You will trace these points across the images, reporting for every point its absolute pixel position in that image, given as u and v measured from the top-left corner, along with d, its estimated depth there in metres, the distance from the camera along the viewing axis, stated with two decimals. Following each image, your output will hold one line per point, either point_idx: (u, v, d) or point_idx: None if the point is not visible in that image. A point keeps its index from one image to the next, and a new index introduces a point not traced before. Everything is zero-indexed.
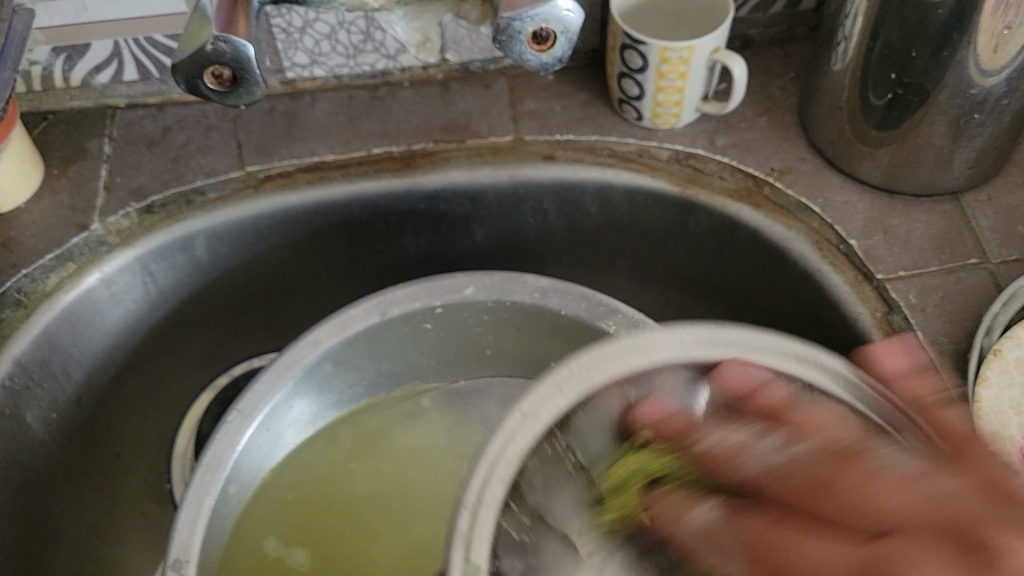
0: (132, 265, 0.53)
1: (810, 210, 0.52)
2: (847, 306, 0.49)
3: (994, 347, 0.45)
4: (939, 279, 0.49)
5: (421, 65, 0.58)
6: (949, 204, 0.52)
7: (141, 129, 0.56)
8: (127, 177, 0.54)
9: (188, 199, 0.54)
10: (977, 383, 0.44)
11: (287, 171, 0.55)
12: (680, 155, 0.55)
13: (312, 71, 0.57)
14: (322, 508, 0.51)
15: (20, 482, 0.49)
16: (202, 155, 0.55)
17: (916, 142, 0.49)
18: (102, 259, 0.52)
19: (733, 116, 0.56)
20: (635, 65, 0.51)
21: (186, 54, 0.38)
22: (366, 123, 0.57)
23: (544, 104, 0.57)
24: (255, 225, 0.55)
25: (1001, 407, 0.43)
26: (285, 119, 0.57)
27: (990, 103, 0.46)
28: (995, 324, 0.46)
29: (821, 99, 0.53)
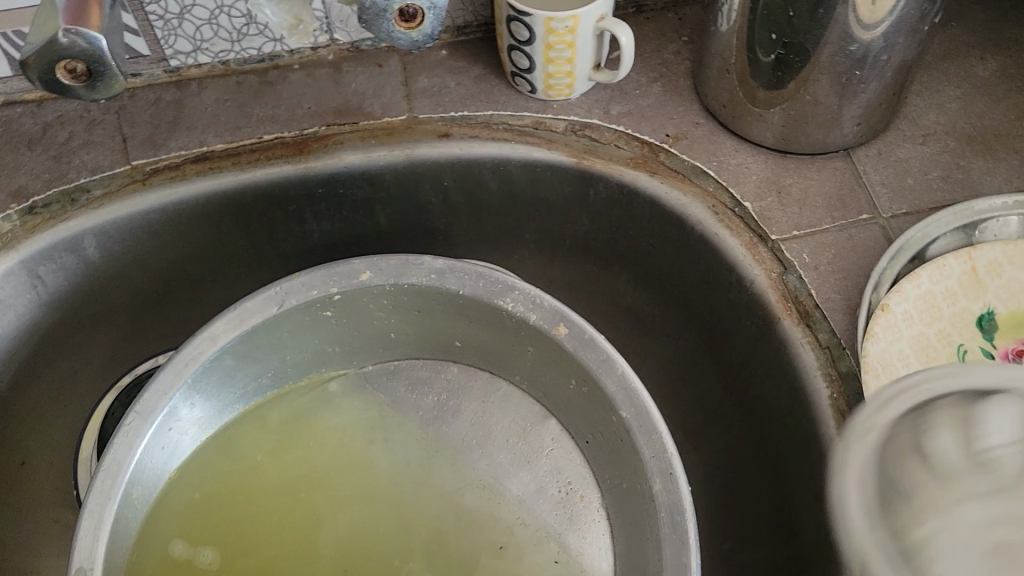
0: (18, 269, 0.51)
1: (705, 174, 0.52)
2: (742, 269, 0.49)
3: (883, 300, 0.47)
4: (832, 237, 0.49)
5: (310, 47, 0.57)
6: (841, 161, 0.52)
7: (20, 127, 0.54)
8: (6, 178, 0.52)
9: (73, 198, 0.52)
10: (866, 338, 0.46)
11: (175, 163, 0.53)
12: (576, 126, 0.54)
13: (197, 58, 0.55)
14: (231, 504, 0.50)
15: None
16: (86, 151, 0.54)
17: (803, 102, 0.49)
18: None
19: (627, 83, 0.55)
20: (522, 37, 0.50)
21: (34, 47, 0.36)
22: (255, 108, 0.55)
23: (438, 80, 0.56)
24: (145, 220, 0.53)
25: (889, 358, 0.45)
26: (171, 108, 0.55)
27: (871, 58, 0.47)
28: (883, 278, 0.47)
29: (711, 62, 0.53)
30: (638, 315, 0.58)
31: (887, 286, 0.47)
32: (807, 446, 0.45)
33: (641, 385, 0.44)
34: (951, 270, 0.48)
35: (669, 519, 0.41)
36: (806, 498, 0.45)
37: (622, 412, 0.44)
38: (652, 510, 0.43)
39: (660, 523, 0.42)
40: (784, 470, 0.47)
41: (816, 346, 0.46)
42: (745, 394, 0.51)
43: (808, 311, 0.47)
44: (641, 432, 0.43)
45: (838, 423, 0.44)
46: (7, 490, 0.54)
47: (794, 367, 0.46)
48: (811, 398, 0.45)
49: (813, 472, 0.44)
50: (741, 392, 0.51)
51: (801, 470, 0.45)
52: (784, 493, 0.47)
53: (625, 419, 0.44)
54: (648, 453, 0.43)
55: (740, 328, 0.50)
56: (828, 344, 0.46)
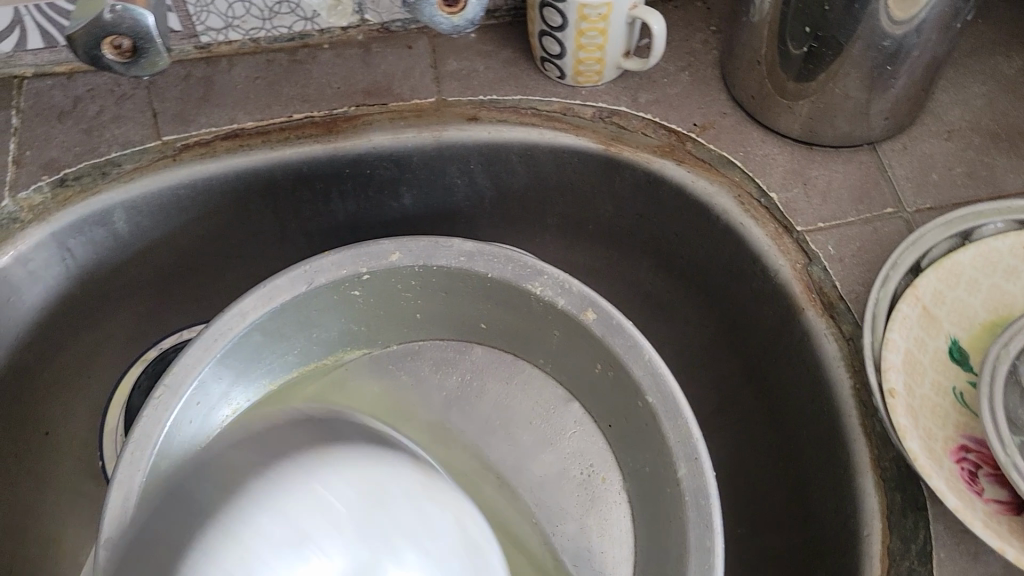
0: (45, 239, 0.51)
1: (732, 164, 0.52)
2: (769, 259, 0.50)
3: (887, 387, 0.43)
4: (857, 230, 0.50)
5: (341, 27, 0.57)
6: (867, 154, 0.53)
7: (50, 100, 0.54)
8: (37, 150, 0.52)
9: (104, 172, 0.52)
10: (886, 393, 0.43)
11: (205, 139, 0.54)
12: (604, 113, 0.55)
13: (227, 35, 0.56)
14: None
15: None
16: (116, 125, 0.54)
17: (832, 95, 0.50)
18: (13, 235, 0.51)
19: (656, 72, 0.56)
20: (555, 23, 0.51)
21: (81, 25, 0.37)
22: (285, 87, 0.55)
23: (467, 63, 0.56)
24: (175, 196, 0.53)
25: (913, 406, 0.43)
26: (201, 85, 0.55)
27: (902, 53, 0.47)
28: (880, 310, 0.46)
29: (741, 53, 0.53)
30: (658, 302, 0.59)
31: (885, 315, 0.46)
32: (827, 435, 0.46)
33: (668, 370, 0.45)
34: (912, 318, 0.45)
35: (693, 502, 0.42)
36: (825, 486, 0.46)
37: (649, 397, 0.44)
38: (675, 493, 0.44)
39: (685, 507, 0.42)
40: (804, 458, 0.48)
41: (840, 337, 0.47)
42: (766, 382, 0.51)
43: (832, 302, 0.48)
44: (668, 417, 0.44)
45: (861, 413, 0.45)
46: (33, 459, 0.55)
47: (817, 356, 0.47)
48: (834, 389, 0.46)
49: (834, 461, 0.45)
50: (761, 381, 0.52)
51: (820, 459, 0.46)
52: (802, 480, 0.48)
53: (651, 404, 0.44)
54: (674, 439, 0.43)
55: (763, 317, 0.51)
56: (851, 335, 0.47)
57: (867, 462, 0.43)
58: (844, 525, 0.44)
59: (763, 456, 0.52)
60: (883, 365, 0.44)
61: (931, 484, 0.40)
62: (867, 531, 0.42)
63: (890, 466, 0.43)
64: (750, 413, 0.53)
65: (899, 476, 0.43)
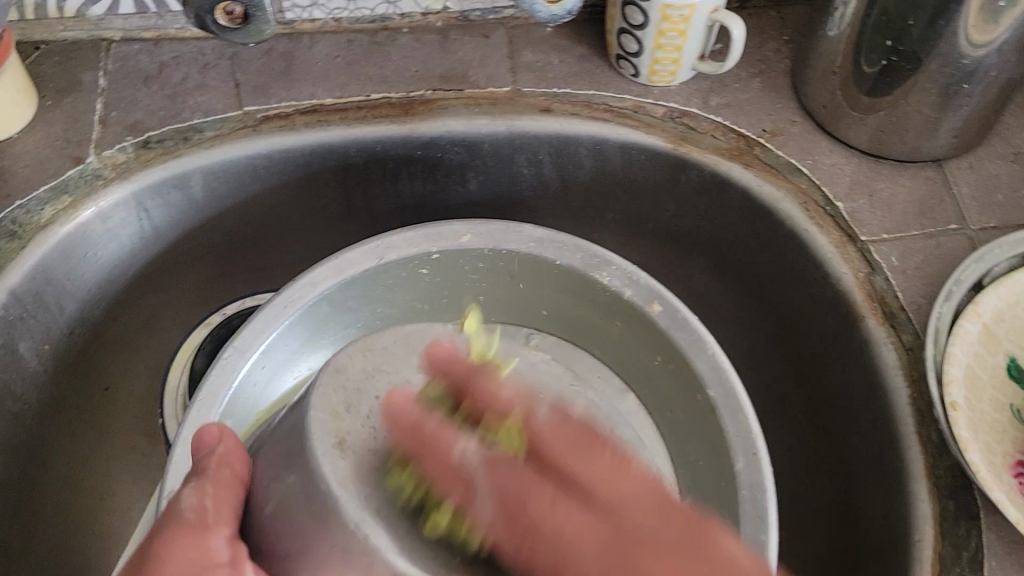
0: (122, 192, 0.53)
1: (799, 171, 0.53)
2: (831, 266, 0.50)
3: (948, 400, 0.43)
4: (920, 243, 0.51)
5: (421, 12, 0.58)
6: (933, 171, 0.54)
7: (136, 64, 0.56)
8: (122, 112, 0.54)
9: (186, 137, 0.54)
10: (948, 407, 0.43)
11: (284, 113, 0.55)
12: (675, 113, 0.56)
13: (312, 12, 0.57)
14: None
15: (12, 412, 0.50)
16: (199, 93, 0.55)
17: (905, 109, 0.50)
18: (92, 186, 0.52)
19: (728, 77, 0.57)
20: (636, 21, 0.52)
21: None
22: (364, 67, 0.57)
23: (543, 56, 0.58)
24: (251, 165, 0.55)
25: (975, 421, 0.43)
26: (283, 60, 0.57)
27: (980, 73, 0.48)
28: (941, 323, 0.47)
29: (815, 62, 0.54)
30: (711, 302, 0.60)
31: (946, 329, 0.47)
32: (882, 441, 0.47)
33: (730, 366, 0.46)
34: (974, 335, 0.46)
35: (750, 495, 0.43)
36: (878, 492, 0.46)
37: (710, 391, 0.45)
38: (729, 486, 0.44)
39: (739, 500, 0.43)
40: (858, 464, 0.49)
41: (900, 347, 0.47)
42: (821, 388, 0.52)
43: (894, 313, 0.48)
44: (728, 412, 0.45)
45: (917, 421, 0.45)
46: (94, 412, 0.56)
47: (875, 364, 0.48)
48: (890, 396, 0.46)
49: (888, 468, 0.46)
50: (817, 386, 0.53)
51: (873, 465, 0.47)
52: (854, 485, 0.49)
53: (711, 398, 0.45)
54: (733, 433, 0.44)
55: (820, 323, 0.52)
56: (910, 346, 0.47)
57: (921, 470, 0.44)
58: (895, 530, 0.44)
59: (816, 461, 0.53)
60: (944, 378, 0.44)
61: (992, 497, 0.41)
62: (918, 537, 0.43)
63: (944, 475, 0.44)
64: (801, 418, 0.54)
65: (953, 486, 0.43)
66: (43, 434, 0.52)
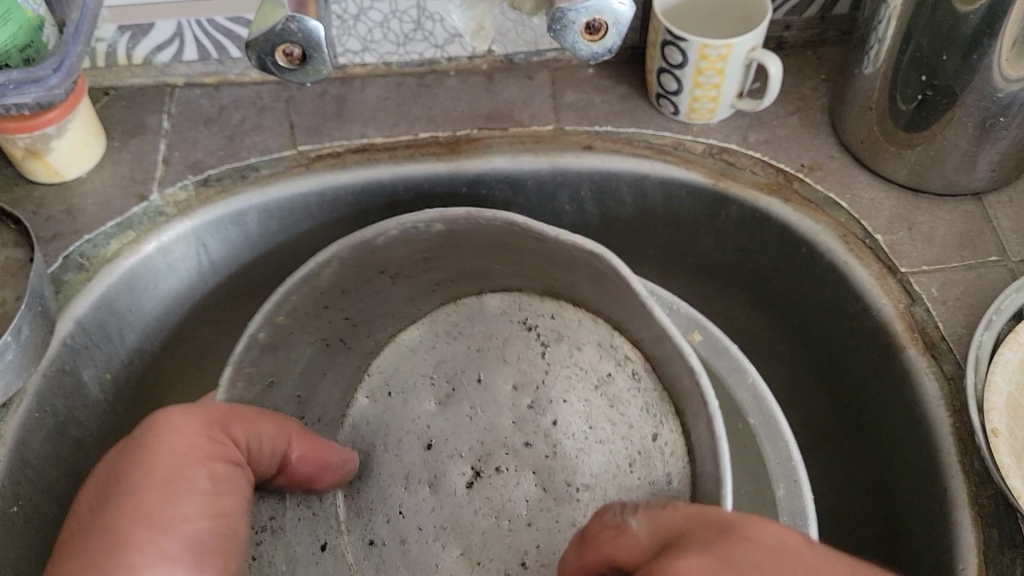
0: (453, 277, 0.58)
1: (838, 205, 0.54)
2: (871, 298, 0.51)
3: (990, 426, 0.44)
4: (960, 274, 0.51)
5: (467, 56, 0.60)
6: (972, 204, 0.54)
7: (198, 107, 0.59)
8: (184, 152, 0.57)
9: (243, 175, 0.56)
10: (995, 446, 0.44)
11: (337, 151, 0.57)
12: (714, 149, 0.57)
13: (363, 57, 0.60)
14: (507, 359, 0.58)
15: (75, 437, 0.52)
16: (256, 134, 0.58)
17: (942, 144, 0.51)
18: (434, 353, 0.60)
19: (766, 114, 0.58)
20: (675, 61, 0.53)
21: (259, 34, 0.41)
22: (412, 107, 0.59)
23: (584, 96, 0.59)
24: (303, 201, 0.57)
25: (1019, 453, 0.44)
26: (336, 101, 0.59)
27: (1016, 107, 0.48)
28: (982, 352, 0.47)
29: (852, 99, 0.55)
30: None
31: (985, 366, 0.46)
32: (926, 474, 0.47)
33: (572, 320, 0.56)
34: (1016, 364, 0.47)
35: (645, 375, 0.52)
36: (920, 522, 0.47)
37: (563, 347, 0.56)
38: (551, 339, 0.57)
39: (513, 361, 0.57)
40: (898, 498, 0.49)
41: (940, 377, 0.48)
42: (859, 420, 0.54)
43: (934, 342, 0.49)
44: (563, 325, 0.57)
45: (959, 451, 0.45)
46: None
47: (917, 394, 0.48)
48: (931, 426, 0.47)
49: (932, 495, 0.46)
50: (864, 427, 0.53)
51: (919, 501, 0.47)
52: (888, 521, 0.51)
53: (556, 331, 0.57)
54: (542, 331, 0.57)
55: (863, 355, 0.53)
56: (951, 375, 0.47)
57: (964, 498, 0.44)
58: (928, 464, 0.46)
59: (862, 501, 0.54)
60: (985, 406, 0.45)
61: None
62: (962, 565, 0.43)
63: (987, 503, 0.44)
64: (852, 462, 0.55)
65: (996, 514, 0.44)
66: (103, 460, 0.54)
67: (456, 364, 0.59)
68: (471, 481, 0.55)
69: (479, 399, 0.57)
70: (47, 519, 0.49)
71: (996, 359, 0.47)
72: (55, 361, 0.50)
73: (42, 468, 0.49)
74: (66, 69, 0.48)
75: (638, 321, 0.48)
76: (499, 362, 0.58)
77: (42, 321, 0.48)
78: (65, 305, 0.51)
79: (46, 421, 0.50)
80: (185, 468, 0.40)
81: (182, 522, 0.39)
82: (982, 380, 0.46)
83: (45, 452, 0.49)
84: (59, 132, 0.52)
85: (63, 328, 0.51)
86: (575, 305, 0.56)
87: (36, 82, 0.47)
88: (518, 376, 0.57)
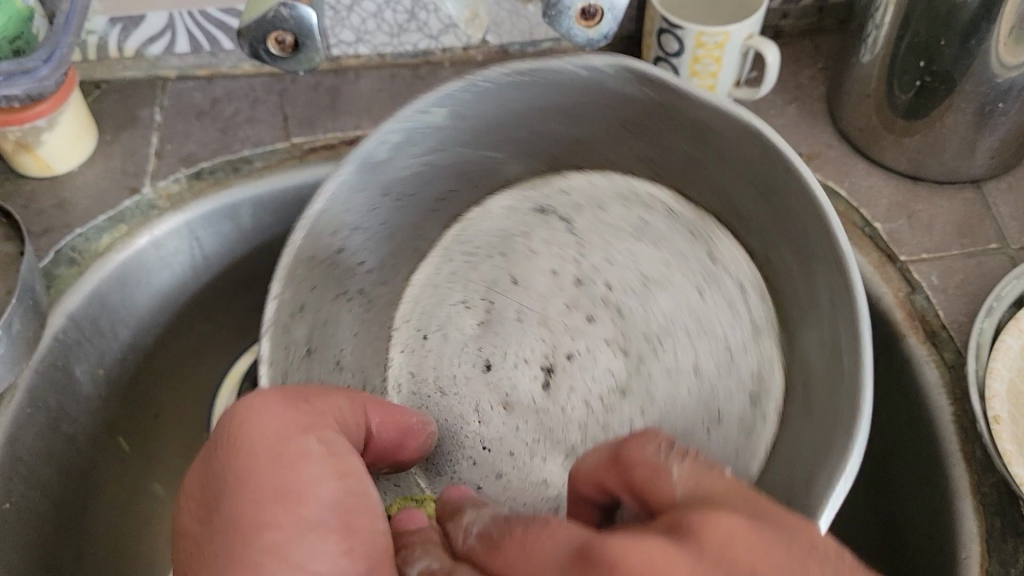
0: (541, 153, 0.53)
1: (837, 194, 0.54)
2: (871, 287, 0.51)
3: (991, 413, 0.44)
4: (960, 263, 0.51)
5: (462, 46, 0.60)
6: (971, 192, 0.54)
7: (191, 100, 0.58)
8: (176, 145, 0.56)
9: (236, 168, 0.56)
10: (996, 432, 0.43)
11: (331, 144, 0.57)
12: None
13: (357, 48, 0.59)
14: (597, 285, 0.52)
15: (68, 433, 0.51)
16: (249, 126, 0.57)
17: (941, 131, 0.51)
18: (435, 294, 0.57)
19: (763, 103, 0.58)
20: (672, 49, 0.53)
21: (251, 21, 0.41)
22: (406, 99, 0.58)
23: None
24: (298, 193, 0.57)
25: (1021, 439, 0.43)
26: (330, 94, 0.59)
27: (1015, 92, 0.47)
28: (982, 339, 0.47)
29: (849, 87, 0.54)
30: None
31: (985, 354, 0.46)
32: (928, 464, 0.46)
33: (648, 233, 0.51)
34: (1017, 350, 0.46)
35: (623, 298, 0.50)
36: (922, 513, 0.47)
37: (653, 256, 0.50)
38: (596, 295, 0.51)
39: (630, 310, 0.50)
40: (900, 488, 0.49)
41: (941, 365, 0.47)
42: None
43: (935, 330, 0.48)
44: (686, 240, 0.50)
45: (961, 439, 0.45)
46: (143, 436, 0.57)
47: (918, 383, 0.47)
48: (933, 415, 0.46)
49: (934, 484, 0.46)
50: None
51: (921, 491, 0.47)
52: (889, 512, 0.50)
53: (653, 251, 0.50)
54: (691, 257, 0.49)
55: None
56: (952, 363, 0.47)
57: (966, 487, 0.44)
58: (930, 454, 0.46)
59: (864, 492, 0.53)
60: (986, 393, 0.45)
61: None
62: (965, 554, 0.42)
63: (989, 492, 0.43)
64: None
65: (999, 502, 0.43)
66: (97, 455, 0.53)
67: (487, 275, 0.56)
68: (550, 381, 0.52)
69: (557, 322, 0.52)
70: (39, 516, 0.48)
71: (997, 345, 0.46)
72: (47, 356, 0.50)
73: (34, 464, 0.49)
74: (56, 60, 0.48)
75: (799, 266, 0.43)
76: (573, 277, 0.53)
77: (33, 315, 0.47)
78: (56, 299, 0.51)
79: (38, 417, 0.49)
80: (333, 419, 0.38)
81: (315, 486, 0.32)
82: (983, 367, 0.45)
83: (37, 448, 0.49)
84: (49, 125, 0.52)
85: (54, 322, 0.50)
86: (707, 216, 0.50)
87: (26, 73, 0.47)
88: (578, 274, 0.52)
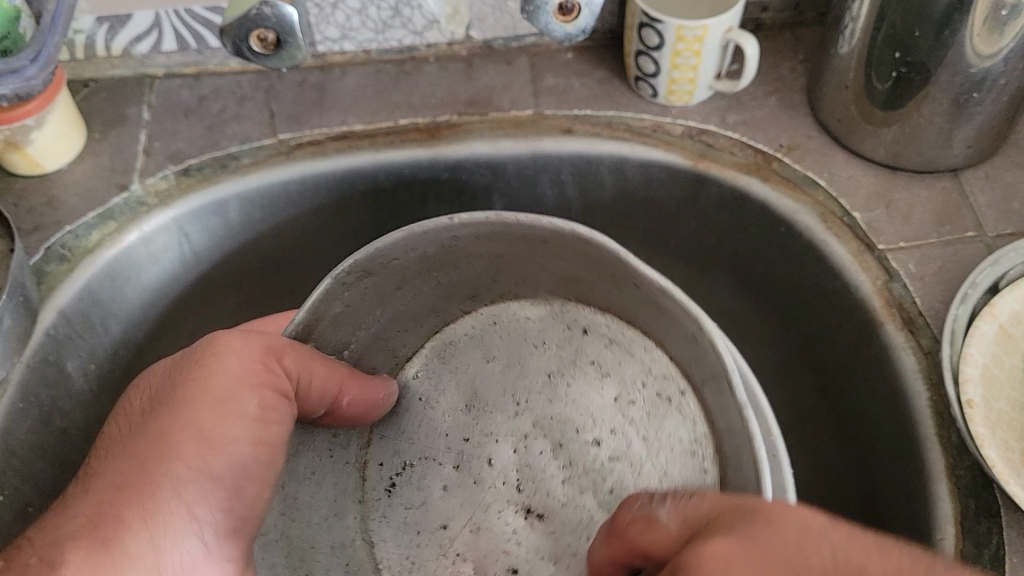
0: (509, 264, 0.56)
1: (817, 184, 0.54)
2: (849, 275, 0.52)
3: (964, 397, 0.44)
4: (937, 251, 0.51)
5: (446, 42, 0.60)
6: (949, 180, 0.54)
7: (178, 97, 0.59)
8: (164, 142, 0.57)
9: (223, 164, 0.57)
10: (969, 415, 0.44)
11: (317, 139, 0.57)
12: (693, 131, 0.57)
13: (342, 45, 0.60)
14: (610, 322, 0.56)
15: (61, 427, 0.52)
16: (237, 122, 0.58)
17: (918, 121, 0.51)
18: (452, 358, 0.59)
19: (745, 95, 0.58)
20: (652, 43, 0.54)
21: (233, 19, 0.41)
22: (392, 94, 0.59)
23: (564, 80, 0.60)
24: (285, 189, 0.57)
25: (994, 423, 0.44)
26: (316, 90, 0.59)
27: (989, 82, 0.48)
28: (957, 326, 0.47)
29: (829, 78, 0.55)
30: None
31: (960, 340, 0.47)
32: (905, 448, 0.47)
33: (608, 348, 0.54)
34: (991, 336, 0.47)
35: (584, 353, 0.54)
36: (901, 497, 0.48)
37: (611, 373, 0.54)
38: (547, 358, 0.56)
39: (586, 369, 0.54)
40: (880, 473, 0.50)
41: (917, 351, 0.48)
42: (841, 397, 0.54)
43: (912, 317, 0.49)
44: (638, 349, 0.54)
45: (937, 424, 0.46)
46: None
47: (895, 369, 0.48)
48: (909, 400, 0.47)
49: (911, 468, 0.47)
50: (845, 404, 0.54)
51: (898, 475, 0.48)
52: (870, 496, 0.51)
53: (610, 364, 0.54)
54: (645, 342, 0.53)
55: (843, 333, 0.53)
56: (929, 349, 0.48)
57: (941, 470, 0.45)
58: (906, 439, 0.47)
59: (846, 477, 0.54)
60: (960, 377, 0.45)
61: (1009, 490, 0.41)
62: (940, 536, 0.43)
63: (964, 474, 0.44)
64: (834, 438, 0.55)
65: (973, 484, 0.44)
66: None
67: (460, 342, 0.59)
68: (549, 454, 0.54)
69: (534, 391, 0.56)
70: (33, 510, 0.49)
71: (971, 330, 0.47)
72: (39, 351, 0.50)
73: (28, 458, 0.49)
74: (43, 60, 0.48)
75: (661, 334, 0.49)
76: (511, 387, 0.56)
77: (24, 311, 0.48)
78: (47, 296, 0.51)
79: (32, 411, 0.50)
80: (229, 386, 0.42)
81: (232, 442, 0.41)
82: (958, 353, 0.46)
83: (31, 442, 0.50)
84: (38, 124, 0.52)
85: (46, 318, 0.51)
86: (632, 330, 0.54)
87: (14, 73, 0.47)
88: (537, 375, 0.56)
